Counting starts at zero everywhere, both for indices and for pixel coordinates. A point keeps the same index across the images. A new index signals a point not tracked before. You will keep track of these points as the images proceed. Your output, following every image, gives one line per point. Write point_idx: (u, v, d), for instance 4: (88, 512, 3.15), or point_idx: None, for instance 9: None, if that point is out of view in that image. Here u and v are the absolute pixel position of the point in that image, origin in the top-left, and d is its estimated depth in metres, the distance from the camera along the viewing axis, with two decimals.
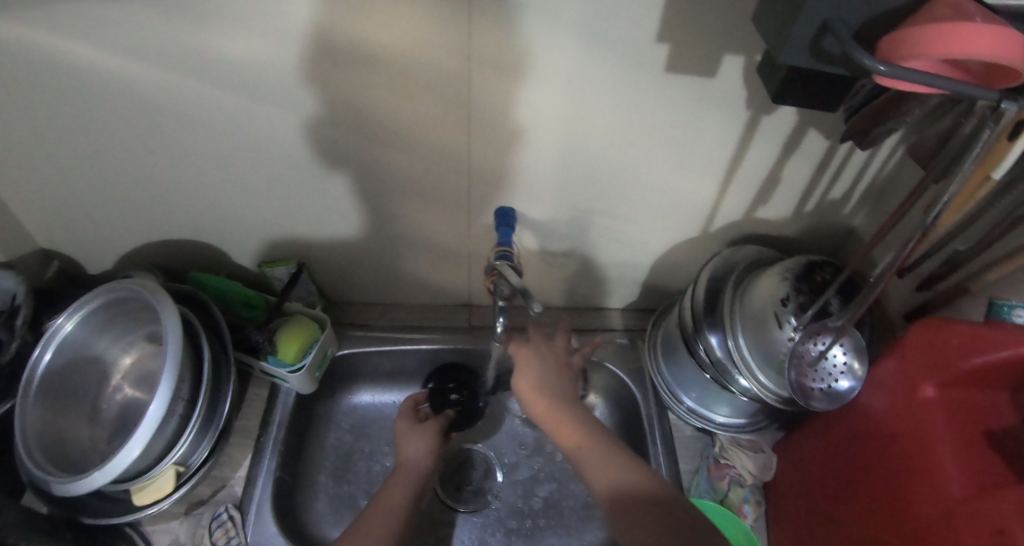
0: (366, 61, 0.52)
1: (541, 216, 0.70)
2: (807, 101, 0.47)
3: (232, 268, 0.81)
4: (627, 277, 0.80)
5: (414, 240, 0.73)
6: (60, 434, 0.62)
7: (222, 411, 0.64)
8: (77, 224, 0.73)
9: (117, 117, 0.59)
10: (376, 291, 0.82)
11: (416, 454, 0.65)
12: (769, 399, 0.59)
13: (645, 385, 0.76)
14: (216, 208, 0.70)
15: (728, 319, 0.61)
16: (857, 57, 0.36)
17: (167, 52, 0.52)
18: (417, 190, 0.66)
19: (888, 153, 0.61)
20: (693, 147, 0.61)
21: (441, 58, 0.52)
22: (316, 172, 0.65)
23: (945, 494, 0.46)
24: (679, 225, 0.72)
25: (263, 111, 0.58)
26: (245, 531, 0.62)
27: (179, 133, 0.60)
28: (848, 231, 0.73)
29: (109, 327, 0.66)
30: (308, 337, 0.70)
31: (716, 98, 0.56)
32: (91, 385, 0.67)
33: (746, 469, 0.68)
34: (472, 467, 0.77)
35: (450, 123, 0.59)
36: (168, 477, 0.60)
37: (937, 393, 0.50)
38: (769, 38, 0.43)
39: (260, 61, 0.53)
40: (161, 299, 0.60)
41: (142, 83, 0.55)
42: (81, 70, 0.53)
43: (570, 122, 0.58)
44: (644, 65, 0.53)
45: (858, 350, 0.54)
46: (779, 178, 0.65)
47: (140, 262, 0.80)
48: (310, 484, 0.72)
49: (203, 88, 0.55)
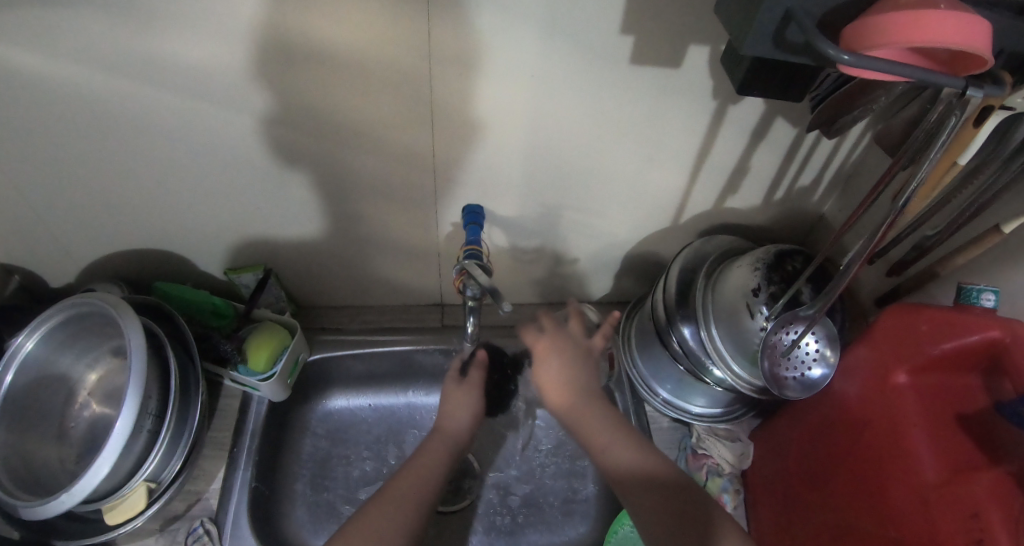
0: (321, 61, 0.51)
1: (510, 212, 0.68)
2: (772, 91, 0.46)
3: (198, 275, 0.78)
4: (601, 271, 0.79)
5: (384, 241, 0.72)
6: (26, 457, 0.60)
7: (192, 423, 0.62)
8: (31, 237, 0.70)
9: (63, 126, 0.56)
10: (347, 294, 0.80)
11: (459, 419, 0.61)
12: (743, 388, 0.58)
13: (620, 379, 0.75)
14: (176, 215, 0.68)
15: (701, 310, 0.60)
16: (819, 46, 0.35)
17: (110, 56, 0.49)
18: (383, 191, 0.65)
19: (855, 139, 0.61)
20: (662, 139, 0.60)
21: (399, 56, 0.50)
22: (277, 175, 0.63)
23: (920, 481, 0.46)
24: (651, 217, 0.71)
25: (217, 114, 0.56)
26: (222, 545, 0.61)
27: (130, 140, 0.58)
28: (817, 218, 0.73)
29: (72, 344, 0.64)
30: (278, 344, 0.68)
31: (682, 89, 0.55)
32: (56, 404, 0.65)
33: (724, 458, 0.68)
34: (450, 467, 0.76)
35: (413, 122, 0.57)
36: (139, 495, 0.58)
37: (909, 379, 0.50)
38: (732, 28, 0.42)
39: (210, 64, 0.51)
40: (124, 312, 0.58)
41: (88, 90, 0.52)
42: (19, 77, 0.51)
43: (536, 117, 0.57)
44: (609, 57, 0.51)
45: (830, 337, 0.54)
46: (748, 166, 0.64)
47: (102, 273, 0.78)
48: (288, 493, 0.71)
49: (152, 93, 0.53)
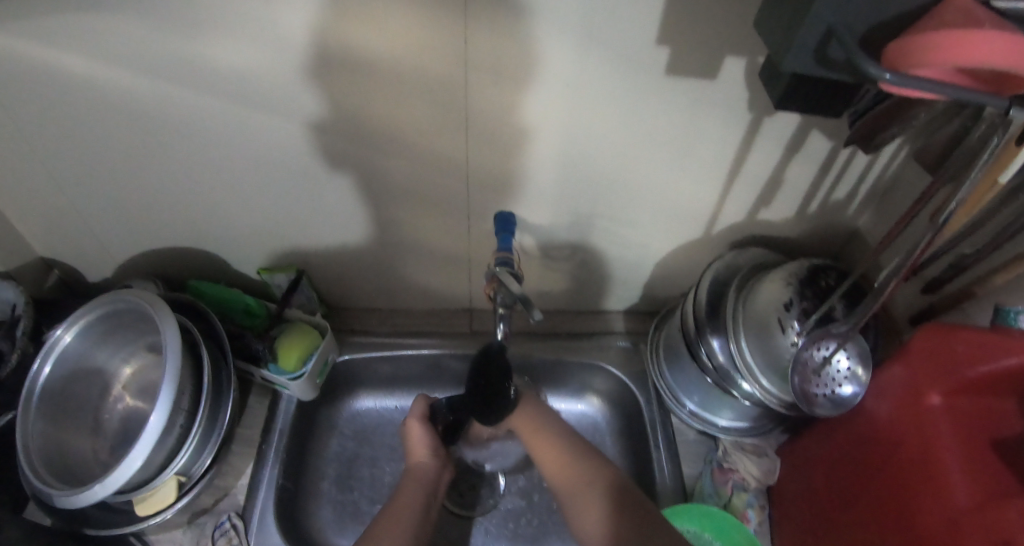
0: (361, 67, 0.51)
1: (541, 219, 0.69)
2: (812, 106, 0.46)
3: (231, 274, 0.80)
4: (629, 280, 0.79)
5: (414, 245, 0.72)
6: (62, 447, 0.62)
7: (223, 420, 0.63)
8: (75, 233, 0.73)
9: (111, 129, 0.58)
10: (376, 296, 0.81)
11: (424, 463, 0.65)
12: (772, 404, 0.58)
13: (648, 390, 0.76)
14: (213, 215, 0.70)
15: (731, 322, 0.61)
16: (862, 64, 0.35)
17: (158, 62, 0.51)
18: (417, 197, 0.66)
19: (891, 154, 0.60)
20: (694, 149, 0.60)
21: (436, 64, 0.51)
22: (312, 180, 0.64)
23: (951, 504, 0.45)
24: (681, 228, 0.71)
25: (256, 119, 0.57)
26: (248, 540, 0.62)
27: (173, 142, 0.60)
28: (852, 232, 0.72)
29: (108, 337, 0.66)
30: (307, 346, 0.70)
31: (715, 100, 0.55)
32: (92, 396, 0.67)
33: (750, 473, 0.67)
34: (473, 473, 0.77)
35: (448, 129, 0.58)
36: (171, 487, 0.60)
37: (943, 401, 0.49)
38: (772, 42, 0.42)
39: (253, 70, 0.52)
40: (160, 308, 0.59)
41: (135, 94, 0.54)
42: (72, 81, 0.53)
43: (568, 125, 0.57)
44: (643, 68, 0.52)
45: (863, 356, 0.54)
46: (782, 179, 0.64)
47: (139, 270, 0.80)
48: (314, 491, 0.72)
49: (195, 98, 0.55)
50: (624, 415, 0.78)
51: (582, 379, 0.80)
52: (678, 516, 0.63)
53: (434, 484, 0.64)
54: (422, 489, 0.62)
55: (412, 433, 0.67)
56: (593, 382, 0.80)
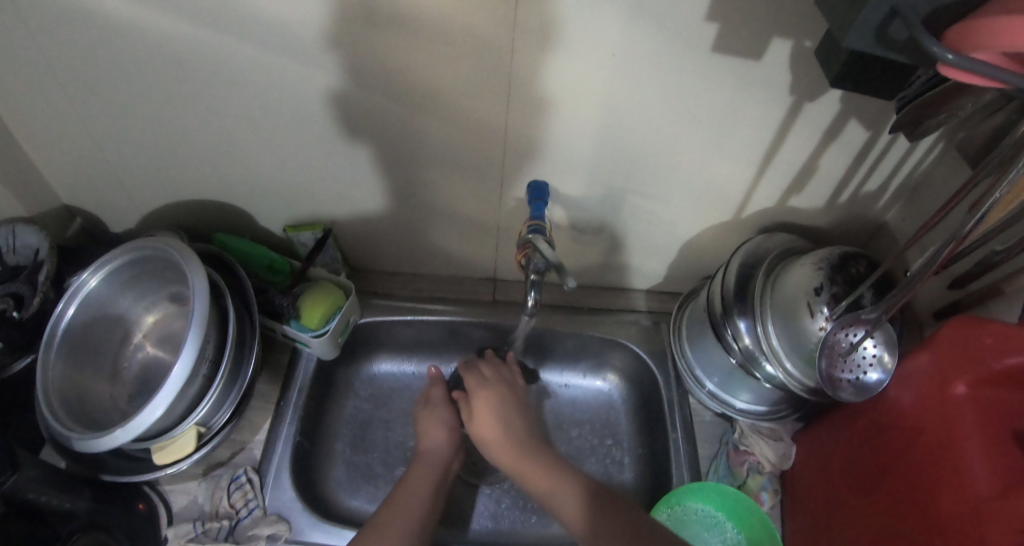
0: (405, 24, 0.51)
1: (574, 191, 0.68)
2: (865, 88, 0.45)
3: (256, 231, 0.80)
4: (653, 259, 0.79)
5: (441, 211, 0.72)
6: (81, 392, 0.62)
7: (245, 373, 0.63)
8: (101, 181, 0.72)
9: (148, 75, 0.58)
10: (399, 261, 0.81)
11: (438, 442, 0.65)
12: (794, 387, 0.59)
13: (667, 368, 0.76)
14: (242, 169, 0.69)
15: (759, 305, 0.61)
16: (925, 42, 0.35)
17: (202, 9, 0.51)
18: (450, 160, 0.65)
19: (926, 149, 0.60)
20: (733, 128, 0.60)
21: (483, 25, 0.51)
22: (343, 136, 0.64)
23: (972, 493, 0.46)
24: (711, 210, 0.71)
25: (296, 71, 0.56)
26: (262, 495, 0.62)
27: (210, 92, 0.59)
28: (879, 225, 0.73)
29: (132, 285, 0.65)
30: (332, 305, 0.69)
31: (758, 81, 0.55)
32: (112, 343, 0.66)
33: (766, 456, 0.68)
34: None
35: (488, 93, 0.57)
36: (190, 438, 0.59)
37: (968, 391, 0.49)
38: (834, 19, 0.41)
39: (297, 22, 0.51)
40: (189, 257, 0.59)
41: (177, 41, 0.54)
42: (113, 23, 0.52)
43: (609, 96, 0.57)
44: (689, 44, 0.52)
45: (889, 344, 0.55)
46: (816, 167, 0.64)
47: (163, 223, 0.79)
48: (328, 450, 0.72)
49: (235, 46, 0.54)
50: (639, 394, 0.79)
51: (599, 356, 0.81)
52: (691, 494, 0.63)
53: (447, 467, 0.64)
54: (431, 477, 0.61)
55: (430, 416, 0.68)
56: (611, 360, 0.81)
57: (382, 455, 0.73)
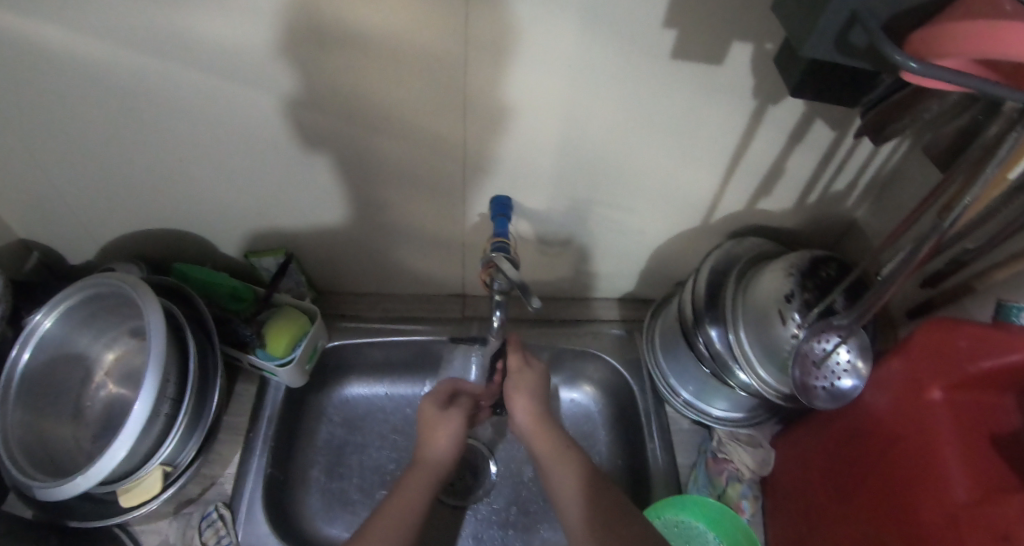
0: (352, 42, 0.49)
1: (538, 204, 0.67)
2: (826, 94, 0.44)
3: (218, 257, 0.78)
4: (625, 267, 0.78)
5: (406, 229, 0.70)
6: (42, 436, 0.60)
7: (210, 408, 0.62)
8: (52, 214, 0.70)
9: (91, 104, 0.55)
10: (367, 280, 0.79)
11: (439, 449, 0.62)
12: (770, 395, 0.57)
13: (642, 378, 0.75)
14: (197, 195, 0.67)
15: (730, 312, 0.60)
16: (886, 51, 0.32)
17: (141, 35, 0.48)
18: (411, 178, 0.63)
19: (893, 146, 0.59)
20: (698, 134, 0.59)
21: (434, 41, 0.49)
22: (301, 157, 0.61)
23: (951, 501, 0.44)
24: (680, 216, 0.70)
25: (244, 94, 0.54)
26: (236, 531, 0.61)
27: (157, 118, 0.57)
28: (849, 223, 0.72)
29: (89, 322, 0.63)
30: (298, 330, 0.68)
31: (721, 85, 0.53)
32: (73, 383, 0.64)
33: (745, 464, 0.67)
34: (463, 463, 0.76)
35: (444, 109, 0.56)
36: (155, 479, 0.58)
37: (944, 396, 0.48)
38: (792, 24, 0.39)
39: (242, 45, 0.49)
40: (143, 292, 0.57)
41: (117, 69, 0.51)
42: (48, 54, 0.50)
43: (569, 107, 0.56)
44: (647, 51, 0.50)
45: (862, 349, 0.53)
46: (783, 169, 0.63)
47: (121, 253, 0.77)
48: (302, 480, 0.71)
49: (178, 72, 0.52)
50: (617, 404, 0.78)
51: (576, 367, 0.80)
52: (671, 506, 0.63)
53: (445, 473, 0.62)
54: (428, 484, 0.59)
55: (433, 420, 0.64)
56: (588, 370, 0.80)
57: (359, 480, 0.72)
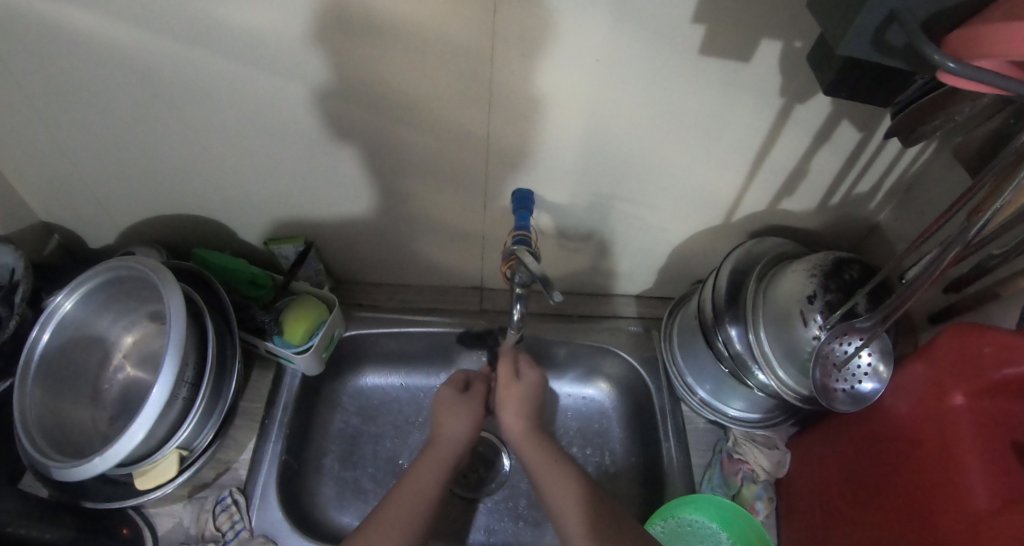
0: (382, 32, 0.49)
1: (559, 198, 0.67)
2: (858, 93, 0.43)
3: (236, 244, 0.78)
4: (643, 264, 0.78)
5: (425, 220, 0.71)
6: (61, 417, 0.60)
7: (227, 393, 0.62)
8: (76, 198, 0.70)
9: (118, 89, 0.56)
10: (384, 271, 0.80)
11: (455, 433, 0.62)
12: (788, 396, 0.57)
13: (658, 375, 0.75)
14: (219, 181, 0.67)
15: (751, 312, 0.59)
16: (925, 49, 0.32)
17: (172, 20, 0.48)
18: (433, 170, 0.63)
19: (919, 148, 0.59)
20: (722, 131, 0.58)
21: (463, 33, 0.49)
22: (324, 146, 0.61)
23: (972, 507, 0.44)
24: (701, 214, 0.69)
25: (272, 82, 0.54)
26: (249, 516, 0.61)
27: (184, 104, 0.57)
28: (872, 226, 0.71)
29: (109, 305, 0.64)
30: (316, 318, 0.68)
31: (748, 83, 0.53)
32: (91, 365, 0.65)
33: (760, 464, 0.67)
34: (475, 456, 0.76)
35: (469, 101, 0.55)
36: (171, 462, 0.58)
37: (967, 402, 0.48)
38: (825, 22, 0.38)
39: (272, 32, 0.49)
40: (163, 276, 0.57)
41: (146, 54, 0.52)
42: (78, 37, 0.50)
43: (594, 102, 0.55)
44: (675, 46, 0.50)
45: (884, 353, 0.53)
46: (807, 169, 0.63)
47: (142, 238, 0.77)
48: (316, 468, 0.71)
49: (205, 58, 0.52)
50: (631, 402, 0.78)
51: (591, 363, 0.80)
52: (685, 505, 0.62)
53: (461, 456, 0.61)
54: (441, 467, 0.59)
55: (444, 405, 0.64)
56: (603, 367, 0.80)
57: (372, 470, 0.72)
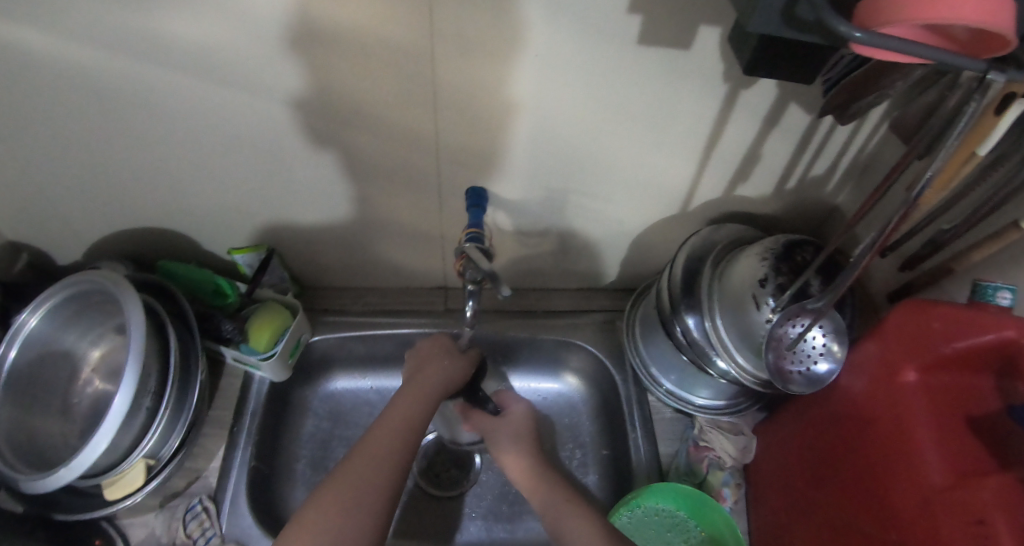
0: (323, 38, 0.49)
1: (515, 195, 0.67)
2: (782, 73, 0.43)
3: (201, 255, 0.79)
4: (607, 257, 0.78)
5: (388, 223, 0.71)
6: (29, 432, 0.61)
7: (192, 401, 0.63)
8: (39, 215, 0.71)
9: (65, 105, 0.56)
10: (350, 276, 0.80)
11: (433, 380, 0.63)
12: (747, 381, 0.57)
13: (625, 369, 0.76)
14: (178, 193, 0.68)
15: (707, 300, 0.59)
16: (831, 23, 0.31)
17: (110, 35, 0.49)
18: (388, 172, 0.64)
19: (871, 129, 0.59)
20: (670, 121, 0.58)
21: (401, 34, 0.49)
22: (277, 155, 0.62)
23: (926, 484, 0.44)
24: (659, 204, 0.70)
25: (218, 93, 0.55)
26: (220, 523, 0.62)
27: (133, 118, 0.58)
28: (831, 208, 0.71)
29: (73, 321, 0.64)
30: (280, 324, 0.69)
31: (690, 70, 0.53)
32: (60, 380, 0.66)
33: (727, 451, 0.67)
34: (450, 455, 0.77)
35: (415, 101, 0.56)
36: (139, 471, 0.59)
37: (919, 377, 0.47)
38: (739, 3, 0.38)
39: (212, 42, 0.50)
40: (122, 288, 0.58)
41: (89, 69, 0.52)
42: (20, 56, 0.50)
43: (540, 97, 0.55)
44: (613, 36, 0.49)
45: (838, 331, 0.52)
46: (760, 154, 0.63)
47: (109, 252, 0.78)
48: (288, 472, 0.72)
49: (148, 71, 0.52)
50: (601, 394, 0.78)
51: (559, 357, 0.80)
52: (652, 495, 0.62)
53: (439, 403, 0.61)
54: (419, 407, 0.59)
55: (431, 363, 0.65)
56: (571, 361, 0.80)
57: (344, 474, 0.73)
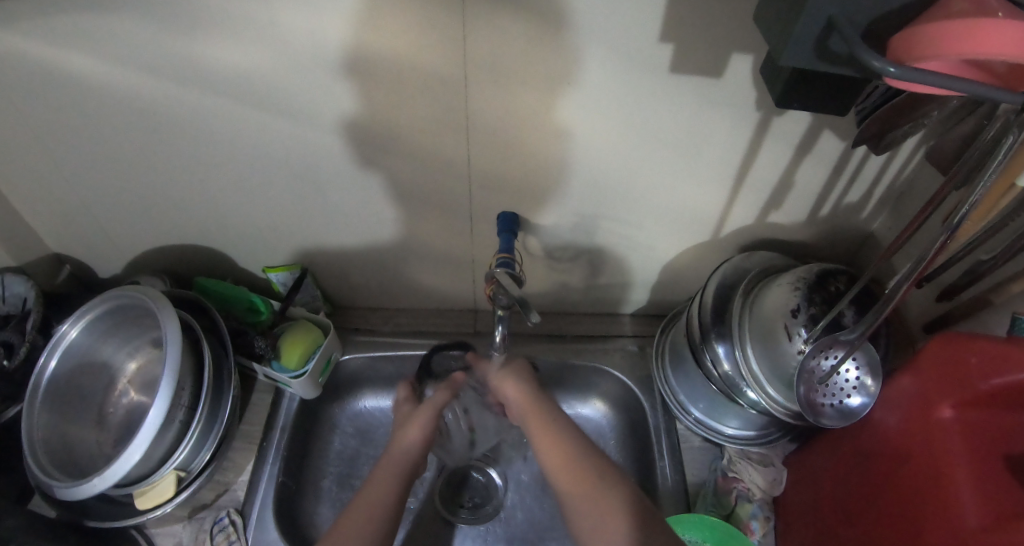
0: (361, 64, 0.51)
1: (546, 220, 0.68)
2: (816, 103, 0.43)
3: (237, 272, 0.81)
4: (635, 281, 0.78)
5: (418, 245, 0.72)
6: (66, 439, 0.63)
7: (223, 415, 0.64)
8: (85, 231, 0.75)
9: (115, 127, 0.59)
10: (380, 296, 0.82)
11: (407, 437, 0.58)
12: (778, 413, 0.56)
13: (653, 395, 0.75)
14: (217, 213, 0.71)
15: (737, 328, 0.59)
16: (864, 56, 0.31)
17: (161, 62, 0.52)
18: (418, 195, 0.65)
19: (907, 156, 0.58)
20: (701, 148, 0.59)
21: (435, 61, 0.50)
22: (312, 179, 0.64)
23: (961, 526, 0.42)
24: (689, 232, 0.70)
25: (257, 117, 0.57)
26: (245, 535, 0.63)
27: (178, 141, 0.60)
28: (866, 235, 0.70)
29: (112, 334, 0.67)
30: (312, 342, 0.71)
31: (722, 97, 0.53)
32: (98, 390, 0.68)
33: (755, 483, 0.66)
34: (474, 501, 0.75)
35: (446, 126, 0.57)
36: (170, 482, 0.60)
37: (955, 415, 0.46)
38: (771, 37, 0.39)
39: (254, 68, 0.52)
40: (162, 303, 0.60)
41: (139, 93, 0.55)
42: (78, 81, 0.54)
43: (571, 123, 0.56)
44: (645, 64, 0.50)
45: (871, 365, 0.52)
46: (792, 181, 0.62)
47: (150, 268, 0.82)
48: (315, 489, 0.72)
49: (191, 95, 0.55)
50: (628, 419, 0.78)
51: (586, 382, 0.80)
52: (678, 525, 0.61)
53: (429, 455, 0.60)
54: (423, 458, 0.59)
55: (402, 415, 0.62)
56: (598, 386, 0.80)
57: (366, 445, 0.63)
